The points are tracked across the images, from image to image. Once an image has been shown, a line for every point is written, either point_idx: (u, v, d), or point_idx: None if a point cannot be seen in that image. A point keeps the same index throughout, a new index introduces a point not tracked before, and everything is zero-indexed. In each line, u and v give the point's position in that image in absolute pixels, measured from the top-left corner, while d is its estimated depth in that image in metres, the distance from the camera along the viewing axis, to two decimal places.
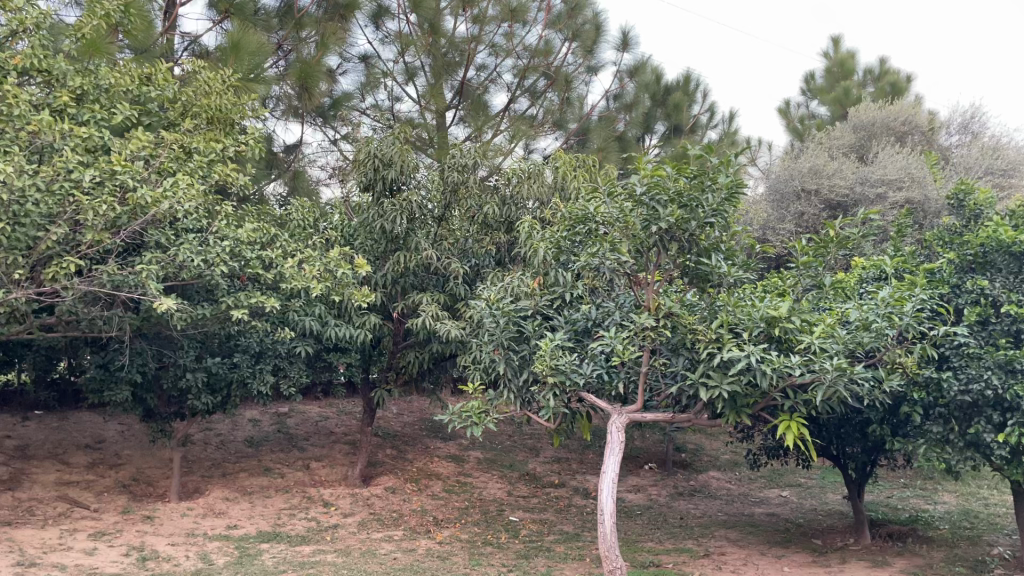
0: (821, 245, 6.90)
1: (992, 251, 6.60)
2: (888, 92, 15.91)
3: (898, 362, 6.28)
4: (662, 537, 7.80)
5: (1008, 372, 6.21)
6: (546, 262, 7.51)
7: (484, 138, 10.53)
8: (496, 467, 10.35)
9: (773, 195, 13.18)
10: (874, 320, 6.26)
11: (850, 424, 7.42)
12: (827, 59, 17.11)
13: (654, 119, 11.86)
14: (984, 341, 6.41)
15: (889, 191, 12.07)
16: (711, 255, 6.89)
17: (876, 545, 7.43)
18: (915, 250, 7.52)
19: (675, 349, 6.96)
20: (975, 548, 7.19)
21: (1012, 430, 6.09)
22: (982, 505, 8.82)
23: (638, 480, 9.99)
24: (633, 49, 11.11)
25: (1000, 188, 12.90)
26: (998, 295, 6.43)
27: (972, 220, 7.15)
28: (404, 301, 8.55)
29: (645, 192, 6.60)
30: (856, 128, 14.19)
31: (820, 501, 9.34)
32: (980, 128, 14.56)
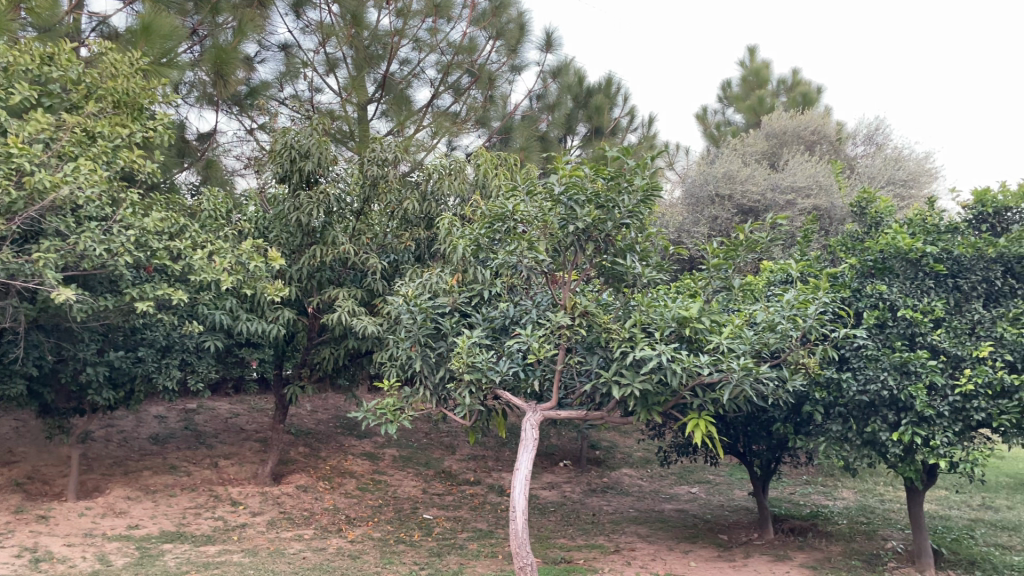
0: (731, 248, 7.14)
1: (890, 257, 6.92)
2: (800, 102, 16.45)
3: (801, 362, 6.52)
4: (573, 534, 7.89)
5: (902, 374, 6.51)
6: (464, 259, 7.48)
7: (406, 133, 10.41)
8: (412, 465, 10.28)
9: (689, 199, 13.49)
10: (779, 321, 6.50)
11: (756, 423, 7.66)
12: (743, 68, 17.58)
13: (576, 120, 11.99)
14: (881, 342, 6.71)
15: (797, 198, 12.51)
16: (627, 256, 7.01)
17: (778, 540, 7.69)
18: (820, 255, 7.79)
19: (589, 348, 7.05)
20: (870, 542, 7.51)
21: (905, 430, 6.38)
22: (878, 500, 9.23)
23: (552, 477, 10.08)
24: (557, 50, 11.20)
25: (900, 198, 13.52)
26: (895, 300, 6.72)
27: (873, 227, 7.49)
28: (319, 296, 8.40)
29: (563, 192, 6.65)
30: (768, 136, 14.65)
31: (727, 497, 9.60)
32: (884, 139, 15.19)
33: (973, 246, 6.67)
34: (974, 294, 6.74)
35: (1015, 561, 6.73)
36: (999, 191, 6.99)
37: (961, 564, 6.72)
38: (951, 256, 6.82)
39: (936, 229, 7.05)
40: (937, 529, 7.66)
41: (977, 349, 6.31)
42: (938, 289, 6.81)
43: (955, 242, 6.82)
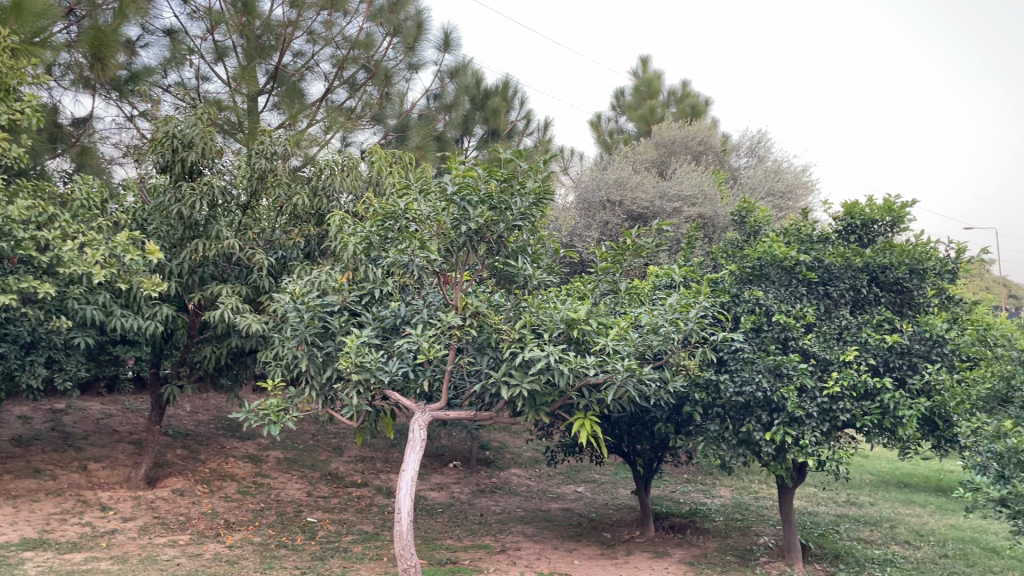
0: (618, 252, 7.35)
1: (766, 264, 7.24)
2: (689, 114, 17.00)
3: (682, 363, 6.74)
4: (460, 535, 7.88)
5: (776, 376, 6.80)
6: (355, 257, 7.34)
7: (297, 127, 10.11)
8: (297, 467, 10.03)
9: (581, 204, 13.71)
10: (662, 324, 6.73)
11: (639, 423, 7.87)
12: (635, 78, 17.99)
13: (473, 123, 12.07)
14: (757, 346, 7.00)
15: (684, 206, 12.92)
16: (517, 258, 7.12)
17: (659, 537, 7.92)
18: (703, 262, 8.08)
19: (480, 349, 7.07)
20: (744, 538, 7.83)
21: (777, 430, 6.69)
22: (752, 498, 9.63)
23: (441, 478, 10.04)
24: (455, 50, 11.18)
25: (778, 209, 14.19)
26: (771, 305, 7.04)
27: (752, 236, 7.88)
28: (201, 292, 8.07)
29: (455, 192, 6.62)
30: (658, 145, 15.08)
31: (611, 496, 9.81)
32: (765, 152, 15.87)
33: (842, 256, 7.06)
34: (842, 300, 7.16)
35: (875, 554, 7.14)
36: (867, 204, 7.42)
37: (826, 557, 7.09)
38: (822, 265, 7.16)
39: (809, 239, 7.44)
40: (806, 524, 8.05)
41: (844, 353, 6.70)
42: (810, 295, 7.18)
43: (826, 252, 7.19)
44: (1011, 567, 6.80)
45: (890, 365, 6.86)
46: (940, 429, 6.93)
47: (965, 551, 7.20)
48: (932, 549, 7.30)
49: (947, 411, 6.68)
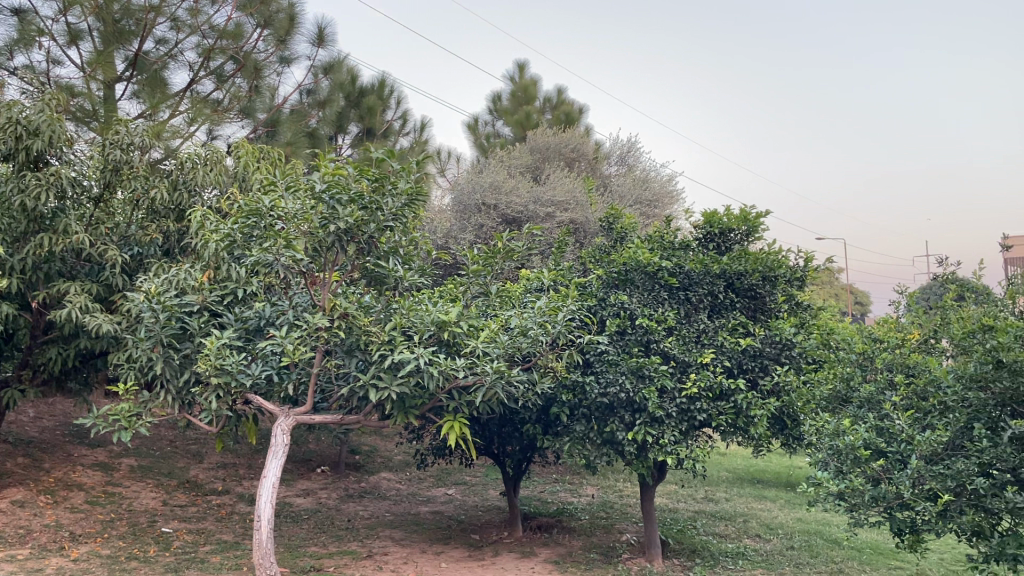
0: (490, 255, 7.47)
1: (631, 270, 7.47)
2: (564, 121, 17.36)
3: (550, 365, 6.87)
4: (325, 541, 7.70)
5: (638, 377, 7.03)
6: (217, 255, 7.02)
7: (159, 118, 9.49)
8: (152, 476, 9.54)
9: (458, 207, 13.78)
10: (531, 327, 6.82)
11: (508, 424, 7.94)
12: (512, 82, 18.15)
13: (347, 120, 11.93)
14: (621, 348, 7.21)
15: (556, 211, 13.16)
16: (389, 259, 7.02)
17: (526, 537, 8.02)
18: (573, 266, 8.23)
19: (348, 351, 6.91)
20: (608, 536, 8.04)
21: (638, 430, 6.92)
22: (617, 496, 9.90)
23: (308, 484, 9.79)
24: (330, 46, 10.96)
25: (645, 216, 14.69)
26: (634, 309, 7.26)
27: (619, 242, 8.14)
28: (46, 289, 7.54)
29: (324, 190, 6.54)
30: (533, 150, 15.30)
31: (481, 497, 9.86)
32: (634, 161, 16.39)
33: (702, 262, 7.38)
34: (700, 305, 7.45)
35: (729, 548, 7.47)
36: (725, 214, 7.78)
37: (684, 552, 7.37)
38: (683, 271, 7.46)
39: (671, 245, 7.72)
40: (666, 521, 8.34)
41: (701, 355, 7.00)
42: (671, 300, 7.45)
43: (687, 259, 7.49)
44: (850, 556, 7.28)
45: (744, 367, 7.25)
46: (788, 427, 7.38)
47: (810, 543, 7.64)
48: (781, 541, 7.72)
49: (794, 410, 7.12)
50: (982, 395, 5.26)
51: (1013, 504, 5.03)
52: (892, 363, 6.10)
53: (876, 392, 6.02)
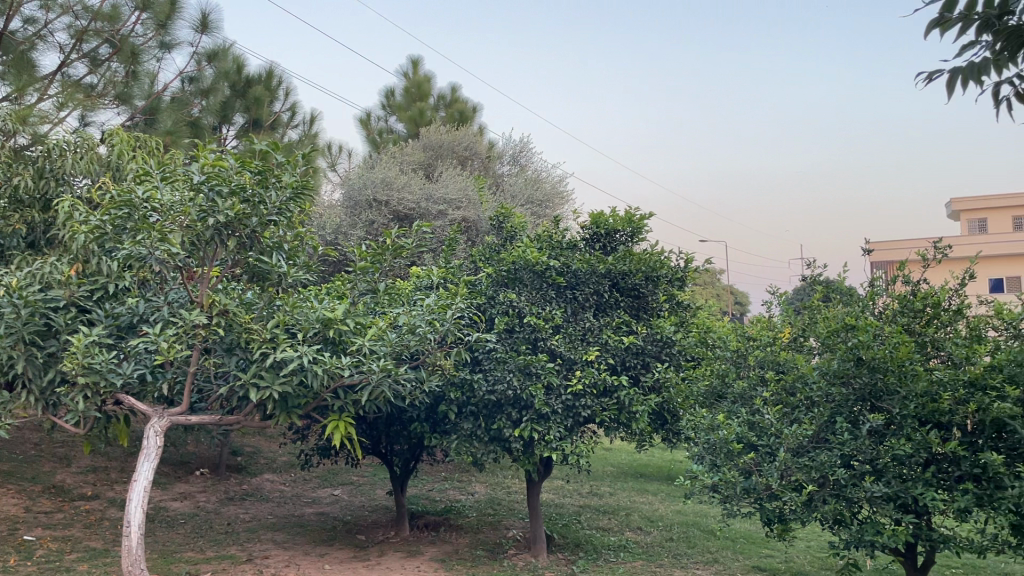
0: (379, 251, 7.40)
1: (520, 268, 7.54)
2: (457, 120, 17.40)
3: (438, 363, 6.84)
4: (202, 546, 7.44)
5: (526, 374, 7.09)
6: (86, 247, 6.65)
7: (25, 101, 8.91)
8: (14, 481, 8.97)
9: (348, 202, 13.55)
10: (419, 325, 6.77)
11: (395, 423, 7.87)
12: (406, 78, 17.98)
13: (232, 110, 11.52)
14: (509, 346, 7.25)
15: (448, 209, 13.17)
16: (272, 254, 6.83)
17: (412, 536, 7.97)
18: (463, 264, 8.24)
19: (228, 349, 6.68)
20: (494, 533, 8.10)
21: (525, 426, 6.99)
22: (505, 493, 9.98)
23: (186, 487, 9.42)
24: (214, 33, 10.58)
25: (536, 216, 14.88)
26: (522, 307, 7.33)
27: (508, 240, 8.21)
28: None
29: (203, 182, 6.26)
30: (425, 147, 15.23)
31: (368, 497, 9.75)
32: (527, 161, 16.55)
33: (588, 262, 7.54)
34: (586, 304, 7.59)
35: (611, 541, 7.65)
36: (611, 215, 7.98)
37: (568, 546, 7.49)
38: (570, 270, 7.59)
39: (559, 245, 7.85)
40: (551, 516, 8.46)
41: (587, 352, 7.14)
42: (558, 298, 7.56)
43: (573, 258, 7.63)
44: (724, 546, 7.58)
45: (627, 364, 7.47)
46: (669, 422, 7.62)
47: (687, 534, 7.92)
48: (660, 533, 7.96)
49: (673, 405, 7.40)
50: (844, 390, 5.66)
51: (871, 492, 5.36)
52: (764, 360, 6.35)
53: (749, 388, 6.29)
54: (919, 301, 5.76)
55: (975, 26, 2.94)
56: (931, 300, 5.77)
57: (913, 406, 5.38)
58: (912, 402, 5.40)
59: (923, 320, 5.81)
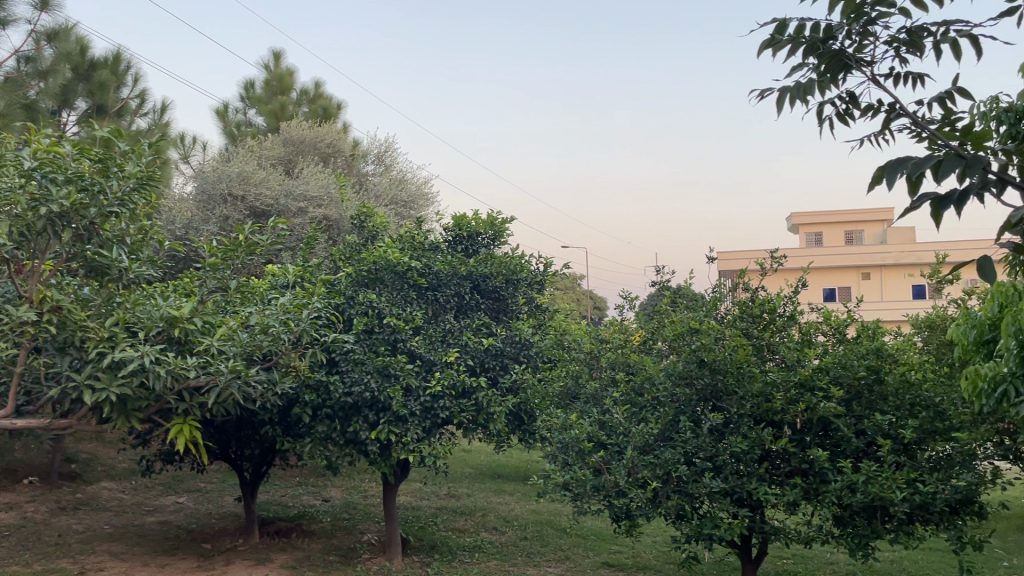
0: (231, 248, 7.05)
1: (381, 269, 7.44)
2: (320, 116, 17.06)
3: (292, 365, 6.62)
4: (28, 560, 6.90)
5: (384, 376, 7.01)
6: None
7: None
8: None
9: (201, 196, 12.99)
10: (273, 324, 6.55)
11: (245, 426, 7.59)
12: (267, 71, 17.43)
13: (74, 95, 10.82)
14: (367, 347, 7.13)
15: (308, 207, 12.87)
16: (113, 248, 6.39)
17: (262, 543, 7.71)
18: (322, 263, 8.06)
19: (61, 348, 6.19)
20: (349, 537, 7.96)
21: (382, 428, 6.90)
22: (361, 497, 9.83)
23: (11, 497, 8.72)
24: (54, 11, 9.88)
25: (400, 216, 14.80)
26: (382, 308, 7.24)
27: (369, 240, 8.11)
28: None
29: (35, 168, 5.77)
30: (285, 143, 14.82)
31: (216, 504, 9.35)
32: (391, 161, 16.42)
33: (449, 264, 7.59)
34: (447, 305, 7.63)
35: (467, 542, 7.68)
36: (473, 218, 8.09)
37: (423, 549, 7.46)
38: (432, 272, 7.57)
39: (421, 246, 7.80)
40: (407, 519, 8.40)
41: (446, 354, 7.15)
42: (419, 300, 7.53)
43: (436, 259, 7.63)
44: (576, 543, 7.76)
45: (485, 366, 7.52)
46: (525, 422, 7.73)
47: (541, 533, 8.07)
48: (515, 533, 8.07)
49: (530, 406, 7.52)
50: (688, 391, 5.93)
51: (711, 487, 5.62)
52: (615, 361, 6.53)
53: (600, 388, 6.51)
54: (757, 307, 6.12)
55: (803, 49, 3.11)
56: (768, 307, 6.14)
57: (749, 406, 5.73)
58: (749, 402, 5.75)
59: (760, 325, 6.17)
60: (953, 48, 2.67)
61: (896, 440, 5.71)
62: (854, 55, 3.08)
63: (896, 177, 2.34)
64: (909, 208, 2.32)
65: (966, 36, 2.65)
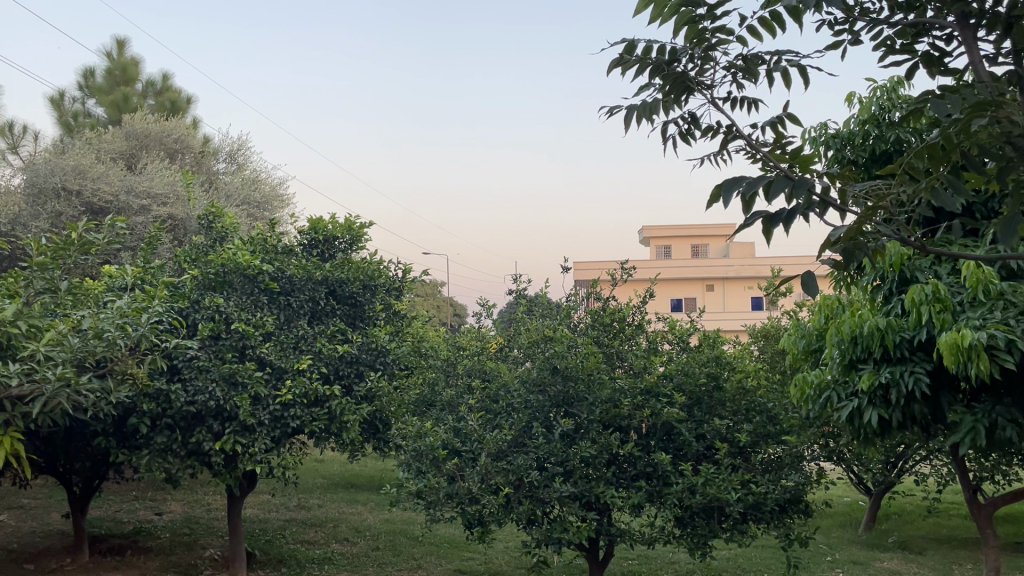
0: (61, 246, 6.52)
1: (230, 272, 7.12)
2: (167, 109, 16.23)
3: (129, 372, 6.15)
4: None
5: (231, 384, 6.70)
6: None
7: None
8: None
9: (31, 189, 12.02)
10: (107, 329, 6.06)
11: (76, 437, 7.06)
12: (109, 59, 16.39)
13: None
14: (213, 354, 6.78)
15: (152, 205, 12.22)
16: None
17: (92, 563, 7.19)
18: (165, 264, 7.63)
19: None
20: (189, 553, 7.57)
21: (227, 438, 6.58)
22: (204, 510, 9.38)
23: None
24: None
25: (252, 217, 14.30)
26: (231, 313, 6.90)
27: (218, 241, 7.77)
28: None
29: None
30: (128, 136, 13.97)
31: (40, 522, 8.64)
32: (244, 159, 15.84)
33: (304, 268, 7.40)
34: (301, 311, 7.42)
35: (316, 554, 7.47)
36: (330, 221, 7.95)
37: (269, 563, 7.19)
38: (285, 276, 7.37)
39: (274, 249, 7.54)
40: (253, 532, 8.08)
41: (298, 361, 6.93)
42: (271, 305, 7.26)
43: (289, 264, 7.43)
44: (428, 552, 7.73)
45: (340, 373, 7.35)
46: (380, 431, 7.62)
47: (393, 542, 7.97)
48: (366, 543, 7.94)
49: (385, 414, 7.41)
50: (541, 397, 6.04)
51: (560, 492, 5.75)
52: (471, 369, 6.49)
53: (456, 396, 6.45)
54: (608, 316, 6.33)
55: (649, 70, 3.24)
56: (618, 316, 6.38)
57: (598, 411, 5.92)
58: (598, 407, 5.94)
59: (610, 334, 6.38)
60: (785, 76, 2.86)
61: (733, 443, 6.05)
62: (695, 78, 3.23)
63: (731, 195, 2.47)
64: (743, 224, 2.44)
65: (795, 66, 2.85)
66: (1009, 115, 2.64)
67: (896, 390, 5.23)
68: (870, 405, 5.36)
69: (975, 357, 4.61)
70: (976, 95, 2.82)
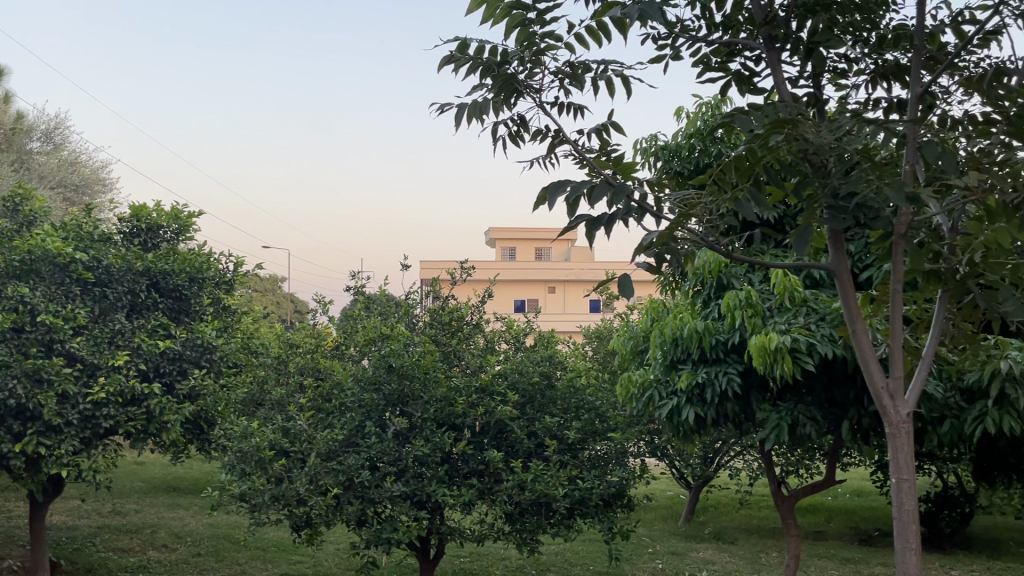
0: None
1: (38, 259, 6.56)
2: None
3: None
4: None
5: (35, 381, 6.14)
6: None
7: None
8: None
9: None
10: None
11: None
12: None
13: None
14: (15, 348, 6.19)
15: None
16: None
17: None
18: None
19: None
20: None
21: (29, 439, 6.04)
22: (3, 518, 8.59)
23: None
24: None
25: (69, 202, 13.31)
26: (36, 303, 6.34)
27: (25, 225, 7.14)
28: None
29: None
30: None
31: None
32: (62, 140, 14.73)
33: (123, 258, 6.92)
34: (119, 304, 6.92)
35: (129, 562, 7.02)
36: (154, 209, 7.53)
37: (76, 573, 6.68)
38: (101, 266, 6.86)
39: (90, 237, 7.02)
40: (59, 541, 7.48)
41: (114, 358, 6.47)
42: (84, 296, 6.75)
43: (106, 253, 6.93)
44: (254, 556, 7.45)
45: (161, 371, 6.94)
46: (204, 431, 7.27)
47: (216, 548, 7.62)
48: (187, 549, 7.55)
49: (209, 414, 7.07)
50: (375, 396, 5.95)
51: (391, 491, 5.68)
52: (303, 367, 6.30)
53: (285, 395, 6.24)
54: (447, 316, 6.33)
55: (480, 68, 3.26)
56: (456, 315, 6.38)
57: (432, 410, 5.91)
58: (432, 406, 5.93)
59: (449, 332, 6.37)
60: (609, 85, 2.97)
61: (562, 441, 6.21)
62: (524, 81, 3.29)
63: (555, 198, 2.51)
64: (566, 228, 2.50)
65: (619, 76, 2.96)
66: (805, 134, 2.87)
67: (712, 389, 5.56)
68: (687, 403, 5.67)
69: (781, 359, 4.95)
70: (777, 114, 3.01)
